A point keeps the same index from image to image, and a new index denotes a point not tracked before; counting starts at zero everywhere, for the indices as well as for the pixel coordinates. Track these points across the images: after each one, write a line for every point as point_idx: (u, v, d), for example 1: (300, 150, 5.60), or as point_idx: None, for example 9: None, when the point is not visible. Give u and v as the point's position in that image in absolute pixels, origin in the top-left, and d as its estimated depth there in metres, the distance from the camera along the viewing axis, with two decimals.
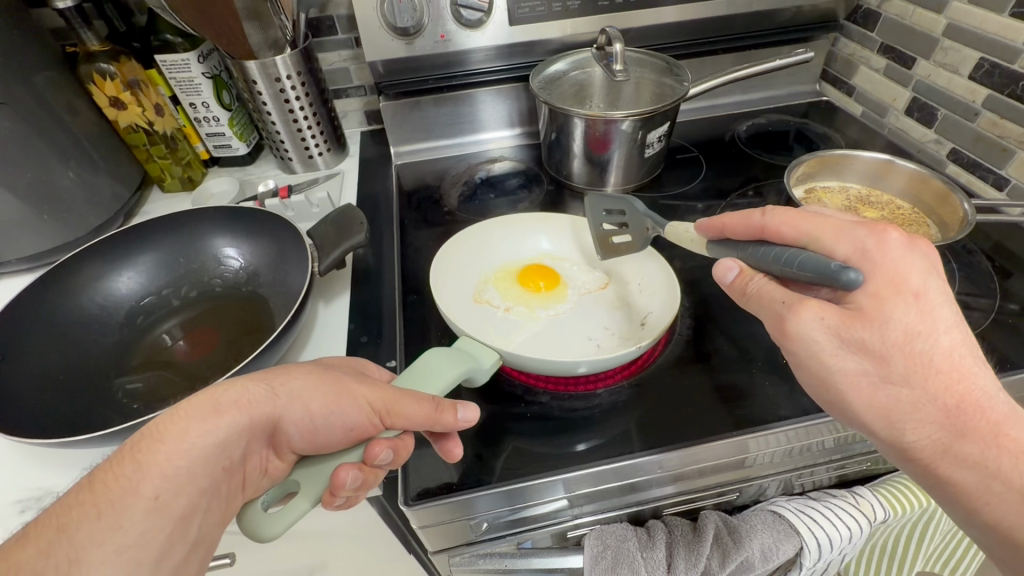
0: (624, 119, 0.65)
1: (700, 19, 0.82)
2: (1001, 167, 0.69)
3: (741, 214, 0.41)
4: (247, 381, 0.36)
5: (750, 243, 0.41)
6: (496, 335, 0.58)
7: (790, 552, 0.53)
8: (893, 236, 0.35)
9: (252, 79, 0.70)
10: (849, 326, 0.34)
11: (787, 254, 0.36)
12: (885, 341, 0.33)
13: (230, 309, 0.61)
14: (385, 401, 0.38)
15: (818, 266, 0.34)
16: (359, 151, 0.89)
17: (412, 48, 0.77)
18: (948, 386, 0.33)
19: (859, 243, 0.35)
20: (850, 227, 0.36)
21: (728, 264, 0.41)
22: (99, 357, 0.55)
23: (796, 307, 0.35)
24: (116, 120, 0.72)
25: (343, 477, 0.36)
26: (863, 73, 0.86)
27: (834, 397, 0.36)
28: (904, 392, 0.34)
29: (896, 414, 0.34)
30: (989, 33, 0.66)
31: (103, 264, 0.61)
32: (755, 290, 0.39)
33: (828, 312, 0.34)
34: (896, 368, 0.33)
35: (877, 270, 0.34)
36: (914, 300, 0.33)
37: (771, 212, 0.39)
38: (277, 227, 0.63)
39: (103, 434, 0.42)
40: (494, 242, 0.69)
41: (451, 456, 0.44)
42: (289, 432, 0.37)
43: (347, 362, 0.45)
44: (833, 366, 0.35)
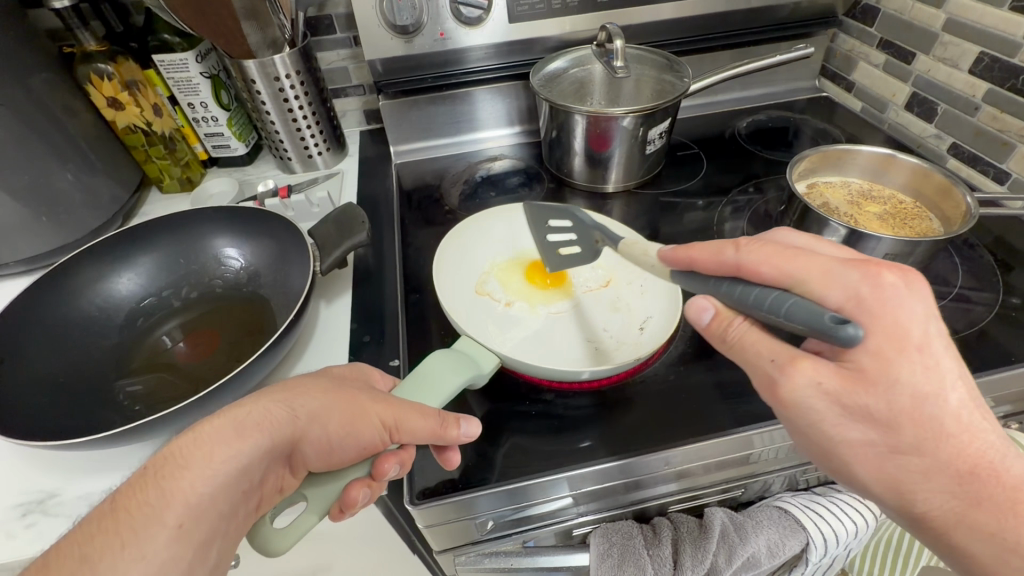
0: (625, 116, 0.65)
1: (700, 15, 0.82)
2: (1001, 161, 0.69)
3: (711, 249, 0.38)
4: (269, 401, 0.35)
5: (724, 281, 0.38)
6: (494, 330, 0.57)
7: (796, 547, 0.54)
8: (888, 278, 0.32)
9: (251, 78, 0.70)
10: (849, 390, 0.32)
11: (775, 298, 0.33)
12: (892, 408, 0.32)
13: (231, 310, 0.60)
14: (396, 416, 0.39)
15: (810, 316, 0.31)
16: (358, 151, 0.89)
17: (411, 46, 0.77)
18: (959, 452, 0.32)
19: (852, 290, 0.32)
20: (839, 270, 0.33)
21: (703, 304, 0.38)
22: (99, 359, 0.55)
23: (788, 368, 0.34)
24: (114, 121, 0.71)
25: (357, 496, 0.39)
26: (862, 68, 0.86)
27: (838, 465, 0.36)
28: (914, 460, 0.33)
29: (904, 482, 0.34)
30: (988, 27, 0.66)
31: (102, 265, 0.61)
32: (737, 336, 0.37)
33: (826, 374, 0.33)
34: (905, 438, 0.32)
35: (876, 324, 0.32)
36: (919, 355, 0.31)
37: (747, 249, 0.36)
38: (277, 226, 0.63)
39: (101, 437, 0.42)
40: (497, 235, 0.69)
41: (449, 464, 0.45)
42: (306, 452, 0.37)
43: (355, 373, 0.44)
44: (836, 435, 0.34)
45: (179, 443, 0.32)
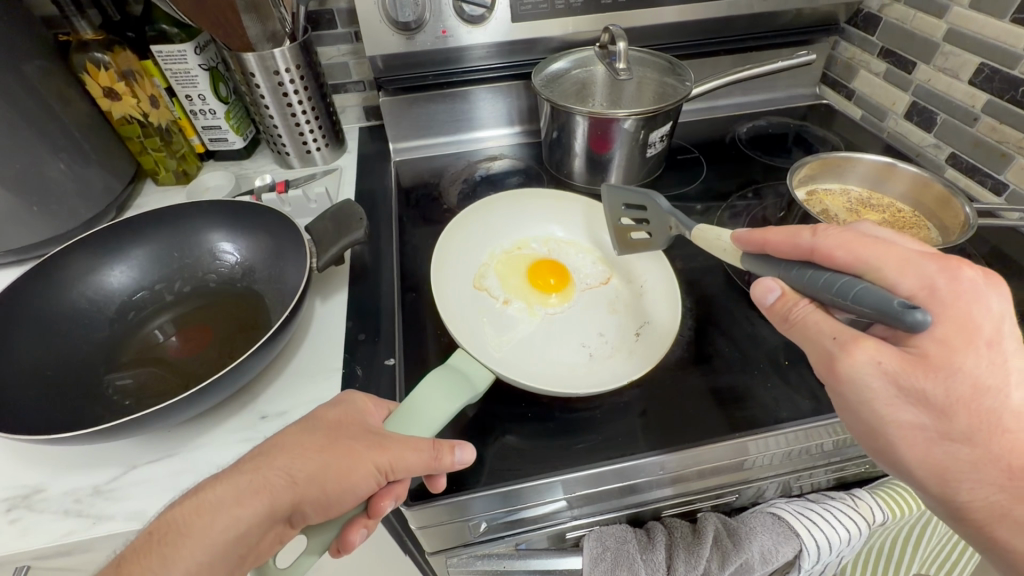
0: (627, 119, 0.64)
1: (702, 19, 0.82)
2: (1000, 172, 0.69)
3: (788, 233, 0.39)
4: (268, 466, 0.36)
5: (797, 264, 0.38)
6: (489, 328, 0.57)
7: (789, 554, 0.53)
8: (966, 273, 0.34)
9: (249, 72, 0.69)
10: (909, 372, 0.33)
11: (844, 282, 0.34)
12: (949, 395, 0.33)
13: (224, 305, 0.60)
14: (392, 463, 0.37)
15: (880, 300, 0.31)
16: (357, 147, 0.88)
17: (412, 43, 0.76)
18: (1012, 448, 0.33)
19: (927, 280, 0.34)
20: (918, 261, 0.34)
21: (770, 284, 0.39)
22: (88, 352, 0.54)
23: (850, 346, 0.34)
24: (109, 111, 0.70)
25: (354, 537, 0.40)
26: (862, 77, 0.86)
27: (883, 446, 0.36)
28: (964, 449, 0.34)
29: (950, 468, 0.34)
30: (989, 38, 0.66)
31: (94, 257, 0.60)
32: (801, 316, 0.37)
33: (886, 356, 0.34)
34: (958, 426, 0.33)
35: (946, 313, 0.33)
36: (987, 349, 0.33)
37: (823, 234, 0.37)
38: (273, 221, 0.62)
39: (86, 433, 0.41)
40: (496, 229, 0.69)
41: (434, 487, 0.42)
42: (306, 512, 0.36)
43: (349, 419, 0.40)
44: (887, 415, 0.35)
45: (184, 509, 0.34)
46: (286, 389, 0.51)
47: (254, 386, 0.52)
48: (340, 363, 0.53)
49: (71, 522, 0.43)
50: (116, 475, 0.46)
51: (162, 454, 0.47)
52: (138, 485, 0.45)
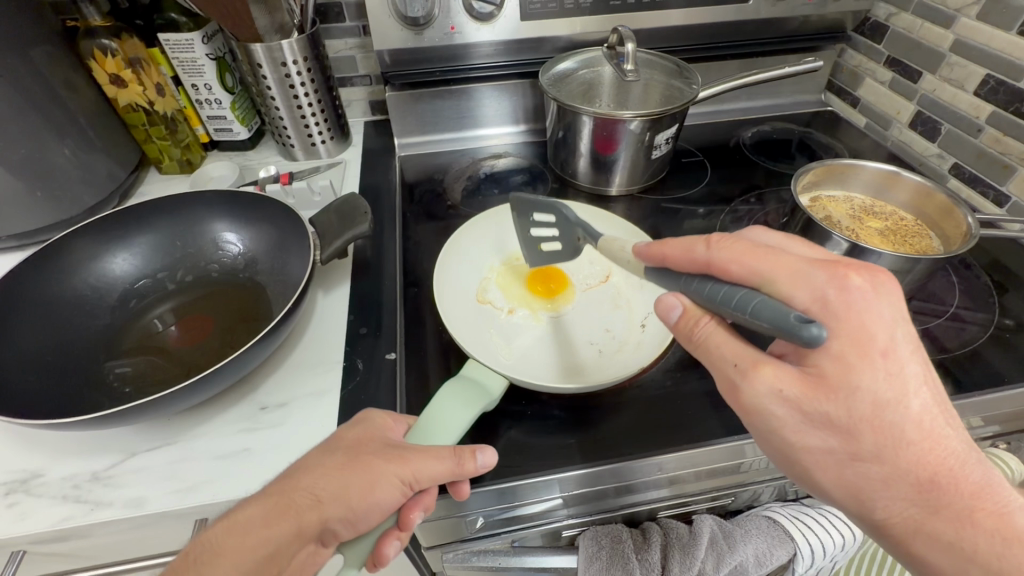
0: (632, 120, 0.65)
1: (711, 23, 0.82)
2: (1002, 183, 0.69)
3: (684, 245, 0.38)
4: (296, 485, 0.37)
5: (694, 278, 0.38)
6: (497, 339, 0.56)
7: (783, 557, 0.55)
8: (854, 281, 0.33)
9: (257, 62, 0.69)
10: (809, 397, 0.33)
11: (741, 296, 0.33)
12: (850, 415, 0.32)
13: (227, 296, 0.60)
14: (410, 469, 0.37)
15: (775, 315, 0.30)
16: (362, 142, 0.88)
17: (420, 39, 0.76)
18: (922, 461, 0.32)
19: (818, 291, 0.33)
20: (806, 271, 0.33)
21: (672, 301, 0.38)
22: (88, 339, 0.54)
23: (750, 373, 0.34)
24: (115, 98, 0.70)
25: (387, 550, 0.39)
26: (868, 85, 0.86)
27: (800, 471, 0.35)
28: (873, 469, 0.33)
29: (862, 487, 0.33)
30: (995, 50, 0.66)
31: (97, 243, 0.60)
32: (703, 335, 0.37)
33: (786, 382, 0.33)
34: (866, 447, 0.32)
35: (840, 325, 0.32)
36: (881, 360, 0.32)
37: (718, 246, 0.36)
38: (277, 213, 0.62)
39: (85, 419, 0.41)
40: (489, 237, 0.69)
41: (459, 494, 0.42)
42: (336, 529, 0.36)
43: (370, 437, 0.39)
44: (795, 441, 0.34)
45: (222, 528, 0.36)
46: (286, 380, 0.51)
47: (253, 377, 0.52)
48: (339, 356, 0.53)
49: (68, 507, 0.43)
50: (115, 462, 0.46)
51: (161, 442, 0.47)
52: (136, 472, 0.45)
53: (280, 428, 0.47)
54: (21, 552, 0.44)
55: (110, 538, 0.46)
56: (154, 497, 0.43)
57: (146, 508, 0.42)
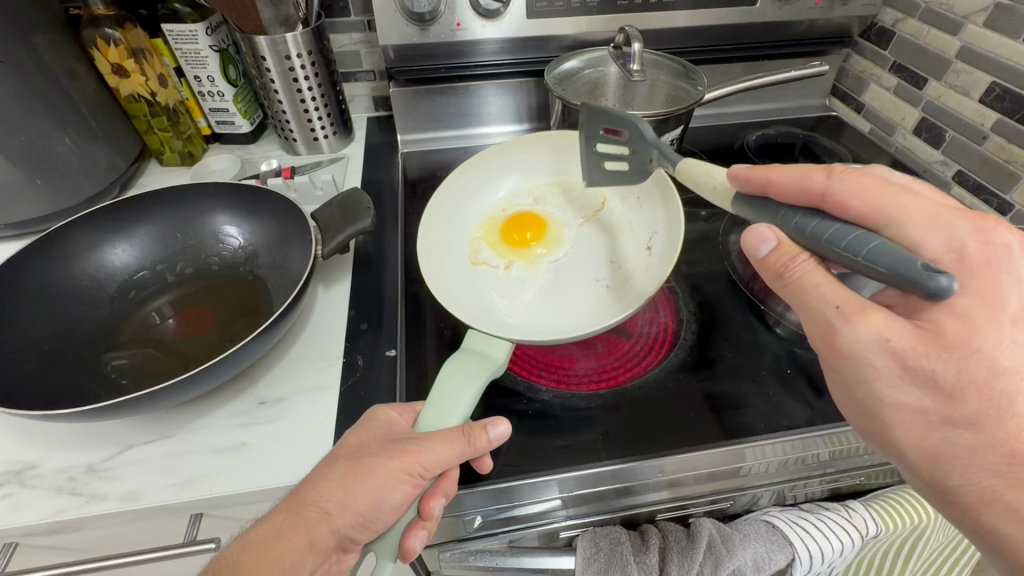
0: (638, 120, 0.64)
1: (717, 26, 0.82)
2: (1006, 192, 0.69)
3: (796, 174, 0.36)
4: (303, 498, 0.37)
5: (800, 211, 0.36)
6: (499, 297, 0.57)
7: (782, 562, 0.54)
8: (999, 238, 0.33)
9: (261, 55, 0.69)
10: (920, 351, 0.32)
11: (856, 238, 0.31)
12: (960, 376, 0.32)
13: (227, 290, 0.59)
14: (417, 462, 0.37)
15: (897, 262, 0.29)
16: (365, 137, 0.87)
17: (426, 35, 0.75)
18: (1017, 434, 0.33)
19: (957, 243, 0.33)
20: (950, 219, 0.33)
21: (765, 233, 0.37)
22: (87, 330, 0.54)
23: (853, 318, 0.33)
24: (117, 88, 0.69)
25: (415, 543, 0.39)
26: (873, 90, 0.86)
27: (878, 426, 0.36)
28: (965, 434, 0.33)
29: (946, 449, 0.34)
30: (1001, 58, 0.66)
31: (97, 234, 0.59)
32: (797, 273, 0.35)
33: (896, 332, 0.33)
34: (964, 410, 0.33)
35: (973, 280, 0.32)
36: (1010, 326, 0.32)
37: (840, 177, 0.35)
38: (278, 206, 0.61)
39: (81, 411, 0.41)
40: (469, 192, 0.67)
41: (482, 467, 0.43)
42: (354, 535, 0.37)
43: (373, 438, 0.39)
44: (888, 395, 0.34)
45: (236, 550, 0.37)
46: (285, 375, 0.51)
47: (253, 371, 0.52)
48: (340, 351, 0.53)
49: (63, 499, 0.42)
50: (112, 455, 0.45)
51: (158, 435, 0.47)
52: (132, 465, 0.44)
53: (280, 423, 0.47)
54: (14, 545, 0.43)
55: (105, 532, 0.45)
56: (151, 491, 0.43)
57: (142, 502, 0.42)
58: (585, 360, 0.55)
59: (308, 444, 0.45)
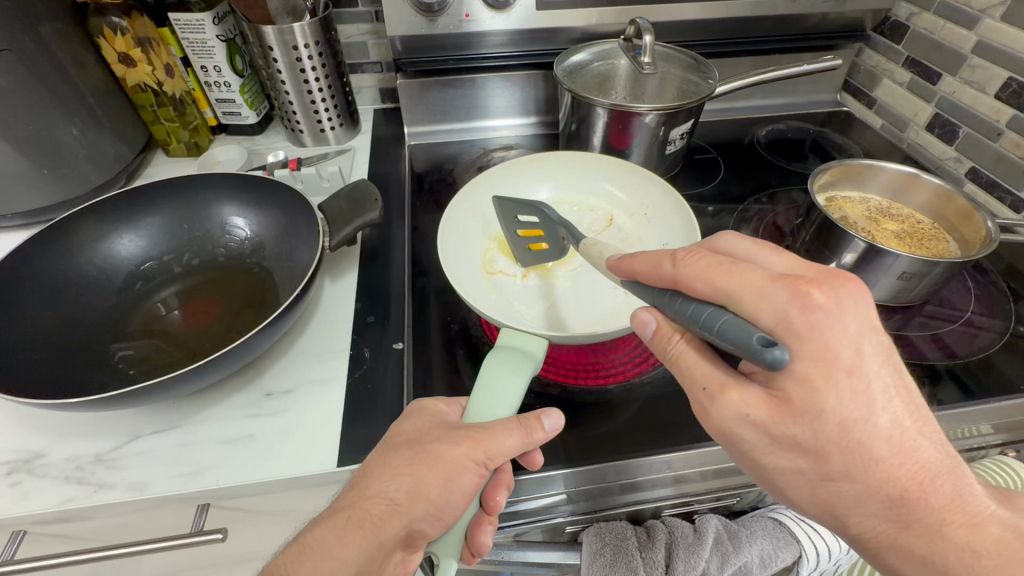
0: (648, 113, 0.63)
1: (728, 19, 0.80)
2: (1020, 190, 0.68)
3: (651, 261, 0.37)
4: (368, 493, 0.36)
5: (665, 293, 0.36)
6: (521, 307, 0.56)
7: (788, 559, 0.55)
8: (817, 299, 0.30)
9: (268, 45, 0.68)
10: (776, 420, 0.31)
11: (709, 313, 0.32)
12: (818, 437, 0.30)
13: (233, 281, 0.59)
14: (483, 450, 0.37)
15: (739, 336, 0.29)
16: (371, 129, 0.87)
17: (434, 26, 0.75)
18: (892, 477, 0.30)
19: (780, 312, 0.30)
20: (770, 289, 0.31)
21: (646, 317, 0.37)
22: (95, 320, 0.54)
23: (717, 397, 0.33)
24: (124, 78, 0.69)
25: (483, 539, 0.40)
26: (885, 85, 0.85)
27: (775, 488, 0.35)
28: (845, 487, 0.31)
29: (834, 501, 0.32)
30: (1018, 52, 0.65)
31: (103, 224, 0.59)
32: (676, 353, 0.36)
33: (752, 404, 0.32)
34: (835, 467, 0.31)
35: (802, 344, 0.29)
36: (847, 379, 0.29)
37: (683, 262, 0.34)
38: (286, 198, 0.61)
39: (90, 400, 0.40)
40: (479, 204, 0.66)
41: (532, 463, 0.43)
42: (423, 529, 0.36)
43: (431, 425, 0.39)
44: (766, 462, 0.33)
45: (291, 551, 0.35)
46: (292, 367, 0.51)
47: (258, 363, 0.51)
48: (345, 344, 0.53)
49: (70, 488, 0.42)
50: (119, 444, 0.45)
51: (165, 426, 0.46)
52: (139, 456, 0.44)
53: (285, 415, 0.47)
54: (23, 532, 0.44)
55: (113, 521, 0.45)
56: (158, 481, 0.43)
57: (149, 492, 0.42)
58: (594, 355, 0.54)
59: (312, 437, 0.45)
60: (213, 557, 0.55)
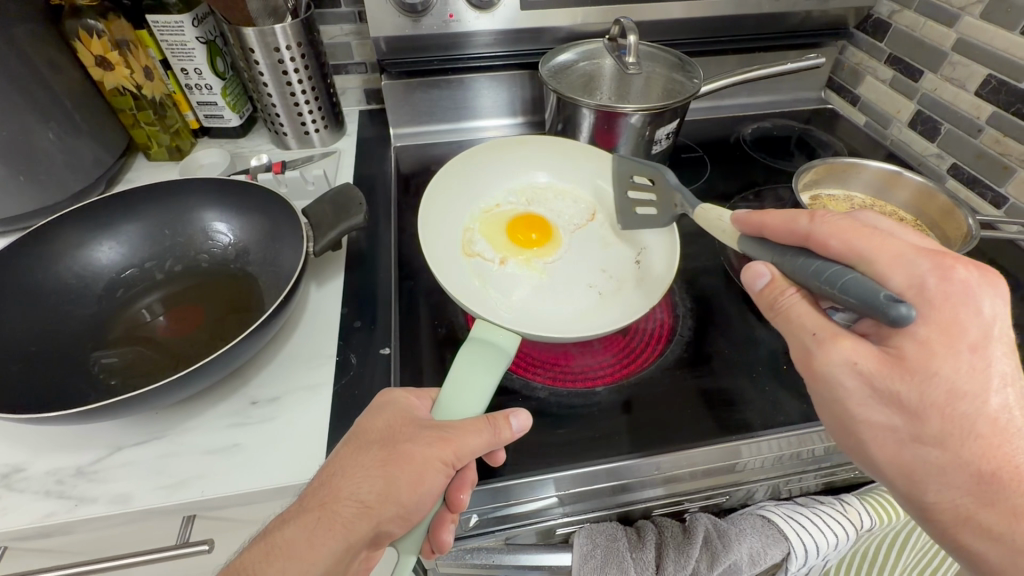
0: (634, 114, 0.63)
1: (713, 17, 0.81)
2: (1001, 185, 0.69)
3: (786, 217, 0.38)
4: (336, 498, 0.35)
5: (790, 249, 0.38)
6: (494, 292, 0.56)
7: (777, 556, 0.55)
8: (959, 274, 0.32)
9: (249, 47, 0.67)
10: (885, 374, 0.33)
11: (833, 271, 0.33)
12: (923, 398, 0.32)
13: (217, 287, 0.58)
14: (454, 451, 0.37)
15: (864, 293, 0.30)
16: (357, 131, 0.86)
17: (418, 26, 0.74)
18: (986, 452, 0.32)
19: (917, 277, 0.32)
20: (910, 257, 0.33)
21: (760, 269, 0.39)
22: (76, 329, 0.53)
23: (826, 343, 0.34)
24: (101, 81, 0.68)
25: (445, 536, 0.41)
26: (868, 83, 0.86)
27: (854, 445, 0.36)
28: (934, 452, 0.33)
29: (917, 464, 0.33)
30: (997, 50, 0.66)
31: (83, 231, 0.58)
32: (785, 305, 0.37)
33: (863, 355, 0.33)
34: (930, 429, 0.32)
35: (931, 310, 0.32)
36: (969, 353, 0.31)
37: (822, 220, 0.36)
38: (269, 202, 0.60)
39: (65, 413, 0.40)
40: (467, 184, 0.66)
41: (496, 460, 0.44)
42: (390, 530, 0.36)
43: (403, 422, 0.38)
44: (858, 414, 0.34)
45: (255, 552, 0.34)
46: (278, 374, 0.50)
47: (243, 370, 0.51)
48: (332, 350, 0.52)
49: (50, 503, 0.42)
50: (100, 457, 0.44)
51: (148, 436, 0.46)
52: (122, 467, 0.44)
53: (271, 423, 0.47)
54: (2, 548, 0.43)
55: (95, 534, 0.44)
56: (140, 493, 0.42)
57: (133, 504, 0.41)
58: (582, 357, 0.54)
59: (300, 444, 0.45)
60: (200, 569, 0.54)
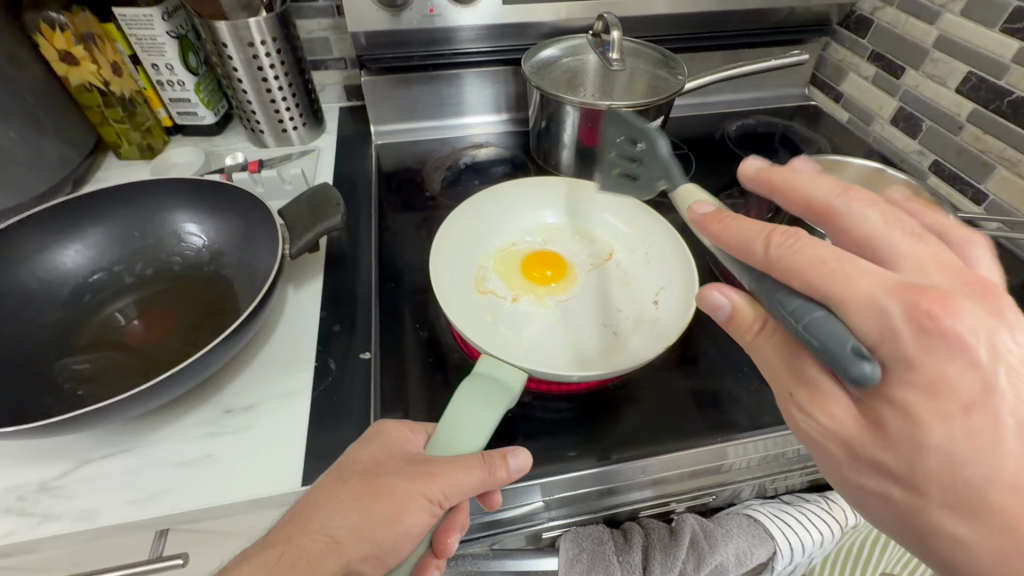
0: (618, 110, 0.63)
1: (697, 13, 0.80)
2: (981, 181, 0.70)
3: (743, 232, 0.32)
4: (303, 532, 0.34)
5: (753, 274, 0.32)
6: (506, 329, 0.55)
7: (763, 555, 0.55)
8: (962, 309, 0.26)
9: (222, 42, 0.65)
10: (865, 442, 0.28)
11: (797, 308, 0.28)
12: (916, 470, 0.27)
13: (191, 291, 0.56)
14: (441, 490, 0.35)
15: (830, 341, 0.26)
16: (337, 128, 0.84)
17: (398, 21, 0.72)
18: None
19: (890, 319, 0.26)
20: (883, 293, 0.26)
21: (718, 301, 0.35)
22: (40, 338, 0.50)
23: (805, 403, 0.31)
24: (66, 77, 0.65)
25: None
26: (851, 79, 0.86)
27: (859, 508, 0.32)
28: (955, 531, 0.27)
29: (933, 539, 0.28)
30: (978, 47, 0.66)
31: (47, 233, 0.56)
32: (756, 345, 0.34)
33: (841, 422, 0.29)
34: (938, 503, 0.27)
35: (919, 363, 0.26)
36: (964, 412, 0.25)
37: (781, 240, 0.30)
38: (244, 203, 0.58)
39: (22, 428, 0.38)
40: (484, 221, 0.65)
41: (491, 503, 0.43)
42: (362, 570, 0.35)
43: (389, 455, 0.37)
44: (852, 481, 0.31)
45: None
46: (253, 381, 0.49)
47: (217, 378, 0.49)
48: (310, 355, 0.51)
49: (12, 521, 0.40)
50: (67, 470, 0.43)
51: (117, 448, 0.44)
52: (89, 482, 0.42)
53: (247, 432, 0.45)
54: None
55: (60, 551, 0.43)
56: (108, 508, 0.40)
57: (99, 521, 0.40)
58: None
59: (276, 454, 0.43)
60: None
